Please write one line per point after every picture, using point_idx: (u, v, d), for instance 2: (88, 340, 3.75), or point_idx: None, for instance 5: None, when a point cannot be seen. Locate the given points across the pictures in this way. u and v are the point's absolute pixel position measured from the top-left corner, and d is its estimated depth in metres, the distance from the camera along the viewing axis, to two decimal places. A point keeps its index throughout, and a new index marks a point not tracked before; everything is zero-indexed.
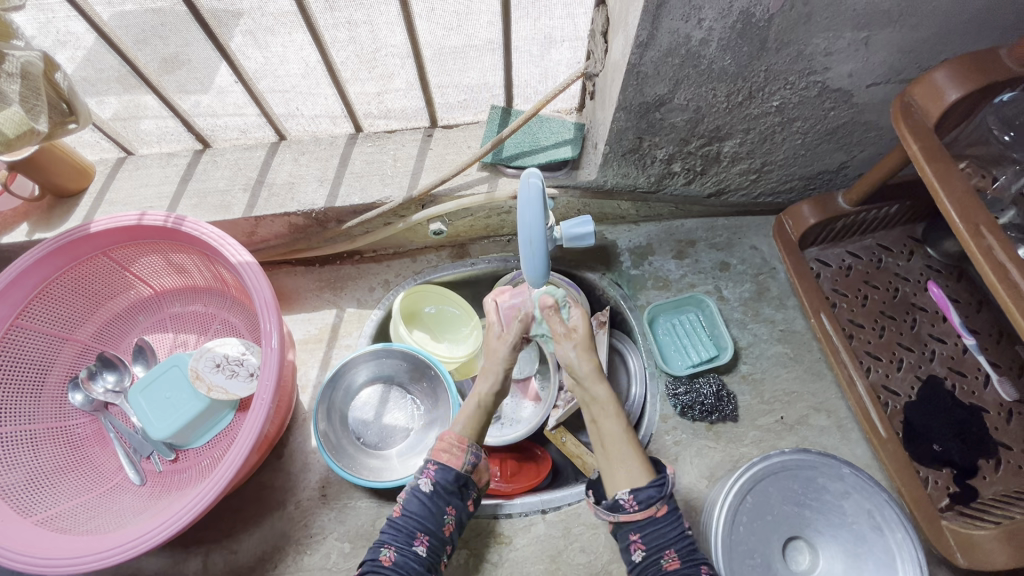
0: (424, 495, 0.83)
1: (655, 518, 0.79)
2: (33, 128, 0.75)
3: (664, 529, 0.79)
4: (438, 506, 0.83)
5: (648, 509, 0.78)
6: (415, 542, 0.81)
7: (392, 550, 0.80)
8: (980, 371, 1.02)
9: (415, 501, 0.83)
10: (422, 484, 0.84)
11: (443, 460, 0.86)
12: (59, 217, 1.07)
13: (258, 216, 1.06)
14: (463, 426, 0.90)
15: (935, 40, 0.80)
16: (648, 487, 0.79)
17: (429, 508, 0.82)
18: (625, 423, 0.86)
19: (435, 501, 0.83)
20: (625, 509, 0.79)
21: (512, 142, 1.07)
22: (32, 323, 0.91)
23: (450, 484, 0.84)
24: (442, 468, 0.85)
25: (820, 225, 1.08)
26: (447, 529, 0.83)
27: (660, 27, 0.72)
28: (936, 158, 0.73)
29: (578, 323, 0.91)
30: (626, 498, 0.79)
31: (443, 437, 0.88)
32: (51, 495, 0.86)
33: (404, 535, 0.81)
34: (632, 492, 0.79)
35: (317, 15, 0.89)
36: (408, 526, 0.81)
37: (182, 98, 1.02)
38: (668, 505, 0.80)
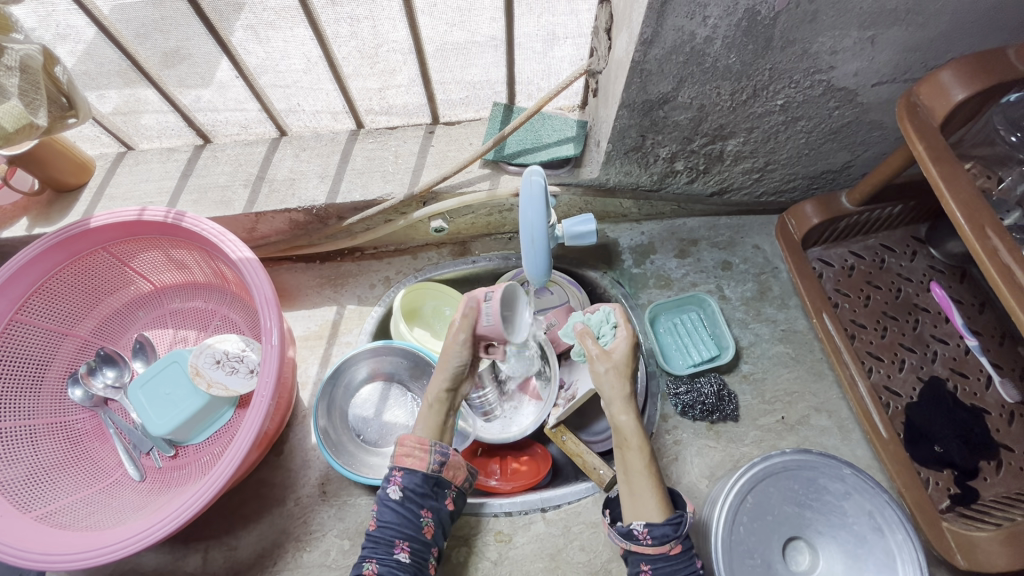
0: (396, 503, 0.83)
1: (667, 555, 0.77)
2: (32, 122, 0.74)
3: (676, 566, 0.77)
4: (413, 511, 0.83)
5: (662, 546, 0.76)
6: (395, 550, 0.81)
7: (374, 562, 0.80)
8: (982, 372, 1.01)
9: (388, 510, 0.82)
10: (393, 492, 0.83)
11: (409, 464, 0.85)
12: (59, 213, 1.07)
13: (258, 212, 1.06)
14: (423, 429, 0.89)
15: (941, 40, 0.79)
16: (664, 524, 0.77)
17: (403, 515, 0.82)
18: (648, 456, 0.81)
19: (407, 508, 0.82)
20: (640, 540, 0.77)
21: (514, 139, 1.07)
22: (31, 318, 0.90)
23: (421, 488, 0.84)
24: (408, 473, 0.84)
25: (823, 225, 1.07)
26: (426, 531, 0.83)
27: (665, 24, 0.72)
28: (942, 159, 0.72)
29: (619, 347, 0.86)
30: (640, 529, 0.77)
31: (403, 441, 0.87)
32: (50, 490, 0.85)
33: (383, 545, 0.81)
34: (647, 525, 0.77)
35: (318, 10, 0.89)
36: (385, 536, 0.81)
37: (183, 94, 1.01)
38: (682, 544, 0.78)
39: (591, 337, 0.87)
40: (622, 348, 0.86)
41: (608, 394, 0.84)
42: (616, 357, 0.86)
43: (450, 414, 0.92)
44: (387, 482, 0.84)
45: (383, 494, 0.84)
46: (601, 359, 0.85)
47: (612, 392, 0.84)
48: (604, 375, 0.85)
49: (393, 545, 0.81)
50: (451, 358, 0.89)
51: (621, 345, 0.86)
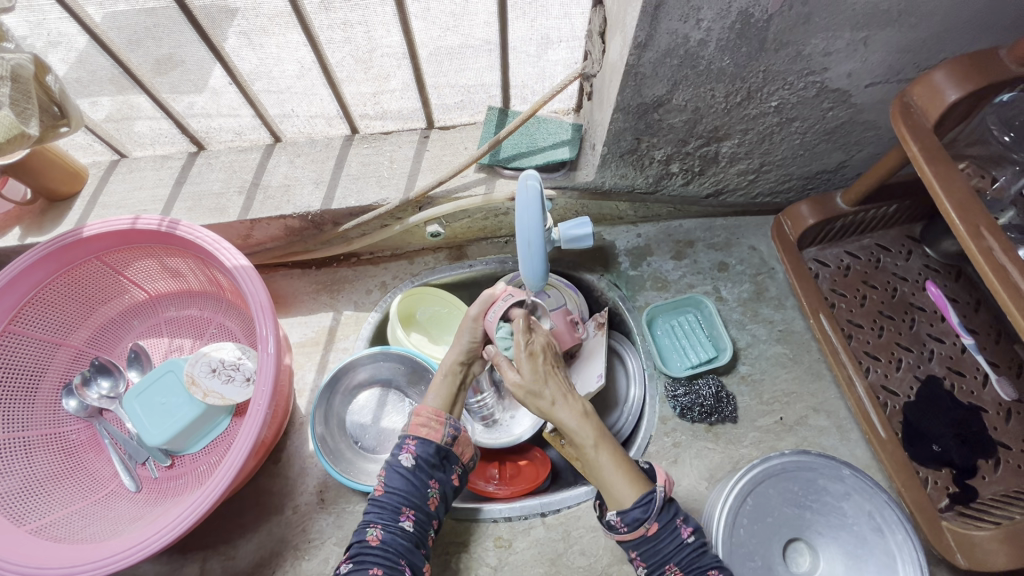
0: (407, 470, 0.84)
1: (647, 536, 0.78)
2: (24, 132, 0.73)
3: (660, 544, 0.78)
4: (422, 480, 0.84)
5: (638, 529, 0.78)
6: (401, 518, 0.81)
7: (378, 529, 0.79)
8: (979, 370, 1.02)
9: (397, 478, 0.83)
10: (405, 459, 0.85)
11: (422, 435, 0.86)
12: (53, 221, 1.06)
13: (253, 219, 1.05)
14: (436, 399, 0.91)
15: (933, 40, 0.80)
16: (632, 509, 0.78)
17: (412, 482, 0.83)
18: (603, 445, 0.83)
19: (418, 476, 0.84)
20: (619, 529, 0.79)
21: (510, 143, 1.07)
22: (25, 328, 0.90)
23: (431, 456, 0.86)
24: (422, 442, 0.86)
25: (819, 225, 1.07)
26: (431, 500, 0.84)
27: (659, 27, 0.72)
28: (936, 159, 0.72)
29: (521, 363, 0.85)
30: (615, 519, 0.79)
31: (419, 411, 0.89)
32: (45, 503, 0.85)
33: (389, 511, 0.81)
34: (618, 514, 0.79)
35: (312, 16, 0.89)
36: (392, 502, 0.81)
37: (176, 100, 1.01)
38: (660, 522, 0.78)
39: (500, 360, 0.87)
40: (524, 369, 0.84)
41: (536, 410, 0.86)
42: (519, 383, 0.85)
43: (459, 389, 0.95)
44: (399, 448, 0.85)
45: (394, 460, 0.85)
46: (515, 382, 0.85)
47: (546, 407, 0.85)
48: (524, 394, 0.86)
49: (400, 511, 0.81)
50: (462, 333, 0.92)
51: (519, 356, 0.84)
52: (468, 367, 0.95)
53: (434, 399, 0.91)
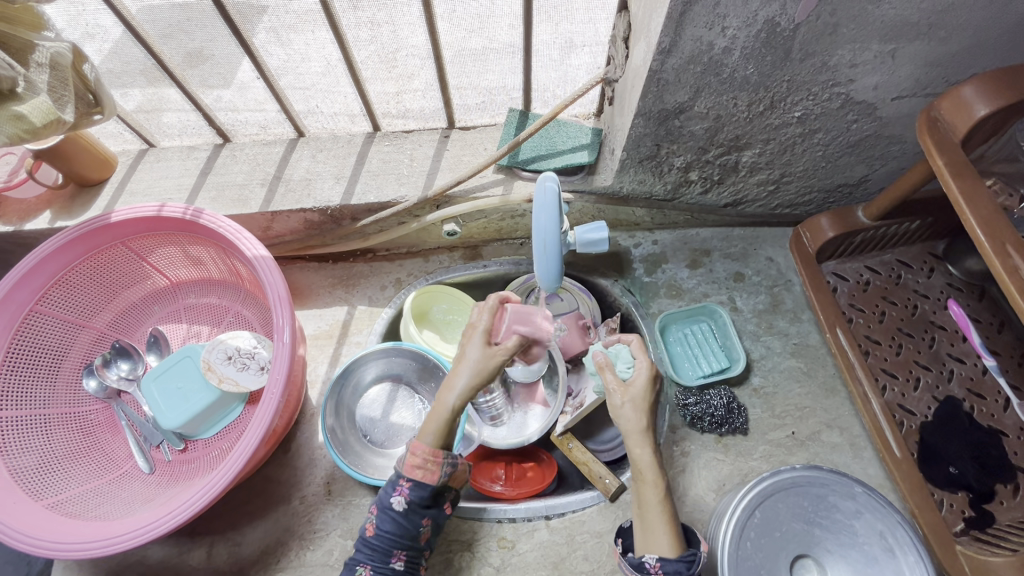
0: (397, 513, 0.78)
1: None
2: (59, 118, 0.75)
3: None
4: (415, 524, 0.79)
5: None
6: (391, 559, 0.79)
7: (368, 570, 0.79)
8: (1000, 394, 0.99)
9: (389, 521, 0.78)
10: (398, 502, 0.78)
11: (417, 477, 0.78)
12: (82, 206, 1.09)
13: (274, 211, 1.07)
14: (433, 437, 0.79)
15: (963, 54, 0.78)
16: (675, 561, 0.74)
17: (404, 527, 0.78)
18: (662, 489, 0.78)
19: (410, 520, 0.78)
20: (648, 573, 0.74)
21: (529, 145, 1.07)
22: (50, 309, 0.92)
23: (426, 497, 0.79)
24: (416, 486, 0.78)
25: (839, 238, 1.06)
26: (422, 533, 0.80)
27: (684, 34, 0.72)
28: (963, 175, 0.71)
29: (638, 377, 0.84)
30: (652, 562, 0.74)
31: (413, 451, 0.78)
32: (62, 479, 0.87)
33: (379, 553, 0.79)
34: (658, 560, 0.74)
35: (340, 14, 0.91)
36: (383, 545, 0.79)
37: (205, 93, 1.04)
38: None
39: (611, 370, 0.85)
40: (642, 384, 0.83)
41: (625, 427, 0.82)
42: (625, 412, 0.82)
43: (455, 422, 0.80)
44: (395, 488, 0.79)
45: (386, 503, 0.78)
46: (618, 393, 0.83)
47: (629, 426, 0.82)
48: (620, 409, 0.82)
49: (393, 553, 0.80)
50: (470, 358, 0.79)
51: (639, 378, 0.83)
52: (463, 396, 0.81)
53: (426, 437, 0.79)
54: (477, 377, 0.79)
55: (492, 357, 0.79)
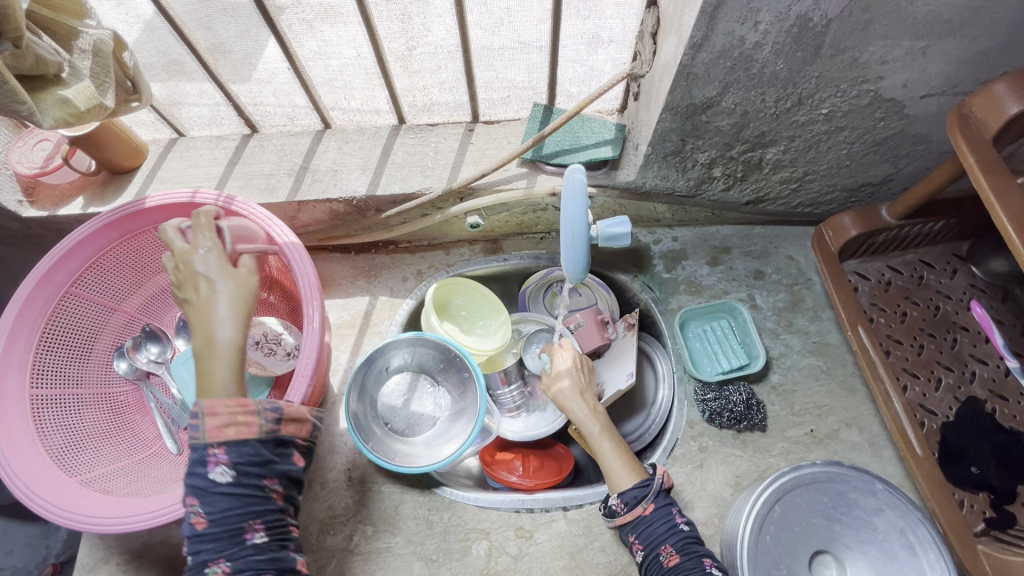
0: (226, 489, 0.66)
1: (644, 516, 0.84)
2: (101, 102, 0.77)
3: (655, 525, 0.83)
4: (253, 487, 0.67)
5: (636, 508, 0.84)
6: (247, 536, 0.67)
7: (223, 562, 0.65)
8: (1023, 396, 0.99)
9: (218, 499, 0.65)
10: (258, 536, 0.68)
11: (229, 437, 0.66)
12: (113, 193, 1.11)
13: (301, 201, 1.09)
14: (232, 383, 0.67)
15: (995, 53, 0.78)
16: (631, 489, 0.86)
17: (240, 496, 0.67)
18: (605, 433, 0.93)
19: (245, 486, 0.67)
20: (619, 512, 0.86)
21: (553, 140, 1.08)
22: (84, 292, 0.94)
23: (260, 455, 0.68)
24: (234, 447, 0.66)
25: (862, 236, 1.05)
26: (295, 528, 0.72)
27: (715, 28, 0.72)
28: (994, 172, 0.71)
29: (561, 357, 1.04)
30: (616, 502, 0.86)
31: (212, 410, 0.65)
32: (93, 458, 0.89)
33: (227, 535, 0.66)
34: (617, 496, 0.86)
35: (373, 7, 0.92)
36: (227, 526, 0.66)
37: (237, 85, 1.06)
38: (657, 503, 0.84)
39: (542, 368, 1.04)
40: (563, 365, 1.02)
41: (560, 401, 0.99)
42: (564, 387, 0.99)
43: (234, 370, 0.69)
44: (244, 530, 0.67)
45: (240, 544, 0.66)
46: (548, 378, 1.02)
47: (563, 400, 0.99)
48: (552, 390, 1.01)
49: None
50: (219, 288, 0.70)
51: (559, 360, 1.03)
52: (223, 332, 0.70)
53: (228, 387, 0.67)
54: (240, 346, 0.69)
55: (246, 314, 0.70)
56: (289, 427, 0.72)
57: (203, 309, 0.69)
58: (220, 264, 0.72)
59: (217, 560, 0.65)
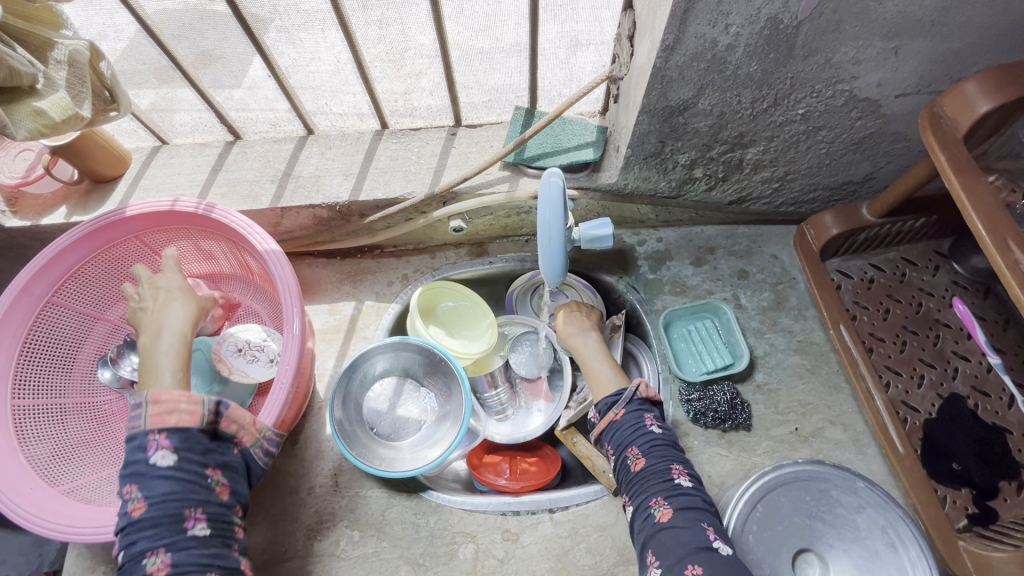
0: (166, 472, 0.69)
1: (616, 422, 0.91)
2: (77, 113, 0.78)
3: (624, 429, 0.89)
4: (194, 473, 0.71)
5: (608, 416, 0.92)
6: (188, 524, 0.69)
7: (163, 553, 0.67)
8: (1004, 392, 0.99)
9: (159, 484, 0.69)
10: (198, 527, 0.70)
11: (172, 424, 0.70)
12: (96, 202, 1.11)
13: (284, 207, 1.09)
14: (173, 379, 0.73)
15: (967, 52, 0.79)
16: (606, 398, 0.94)
17: (180, 484, 0.70)
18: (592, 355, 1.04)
19: (187, 471, 0.70)
20: (596, 423, 0.94)
21: (535, 143, 1.08)
22: (66, 301, 0.95)
23: (199, 445, 0.73)
24: (177, 433, 0.70)
25: (843, 236, 1.06)
26: (237, 529, 0.75)
27: (687, 31, 0.73)
28: (965, 171, 0.71)
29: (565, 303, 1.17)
30: (595, 414, 0.95)
31: (161, 398, 0.71)
32: (76, 467, 0.89)
33: (166, 527, 0.68)
34: (595, 405, 0.96)
35: (350, 14, 0.92)
36: (163, 515, 0.68)
37: (217, 93, 1.06)
38: (627, 409, 0.91)
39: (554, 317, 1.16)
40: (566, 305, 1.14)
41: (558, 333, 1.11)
42: (563, 322, 1.10)
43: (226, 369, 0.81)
44: (183, 519, 0.69)
45: (180, 533, 0.68)
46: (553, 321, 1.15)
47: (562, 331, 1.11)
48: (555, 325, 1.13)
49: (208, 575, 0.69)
50: (167, 310, 0.78)
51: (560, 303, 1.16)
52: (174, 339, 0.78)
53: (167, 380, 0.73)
54: (183, 342, 0.77)
55: (195, 322, 0.79)
56: (228, 425, 0.76)
57: (150, 322, 0.78)
58: (182, 285, 0.82)
59: (156, 548, 0.67)
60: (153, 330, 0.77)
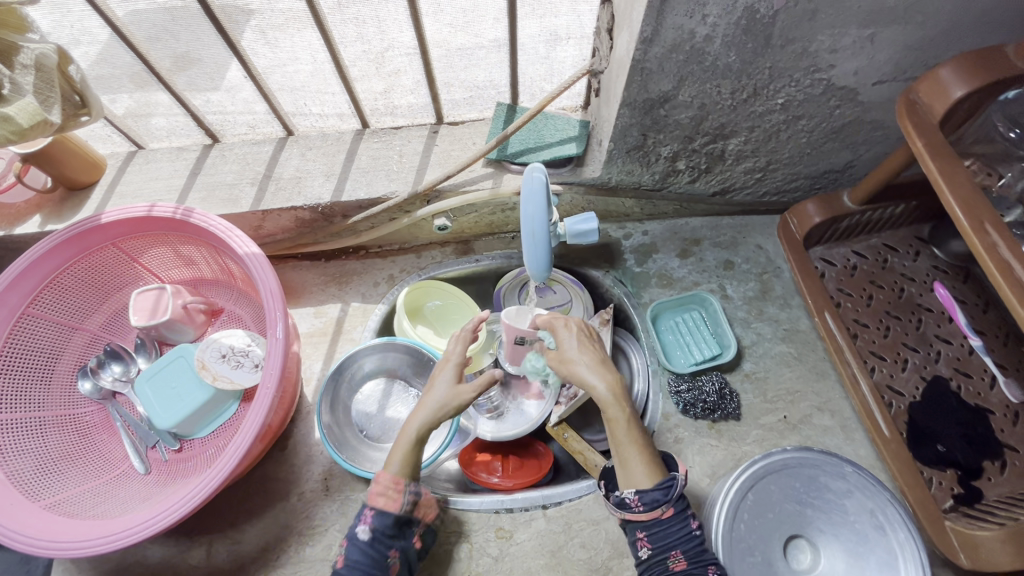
0: (363, 544, 0.77)
1: (661, 519, 0.77)
2: (47, 119, 0.76)
3: (671, 530, 0.77)
4: (382, 552, 0.78)
5: (653, 510, 0.77)
6: None
7: None
8: (986, 373, 1.01)
9: (356, 551, 0.77)
10: None
11: (380, 505, 0.79)
12: (72, 209, 1.09)
13: (265, 210, 1.07)
14: (399, 465, 0.82)
15: (941, 38, 0.80)
16: (653, 491, 0.77)
17: (371, 556, 0.77)
18: (629, 423, 0.80)
19: (376, 547, 0.78)
20: (631, 508, 0.77)
21: (518, 139, 1.08)
22: (42, 312, 0.93)
23: (390, 530, 0.79)
24: (378, 513, 0.79)
25: (825, 224, 1.07)
26: None
27: (665, 22, 0.73)
28: (941, 155, 0.72)
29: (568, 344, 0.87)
30: (631, 497, 0.78)
31: (378, 478, 0.81)
32: (59, 481, 0.87)
33: None
34: (637, 493, 0.78)
35: (326, 13, 0.91)
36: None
37: (194, 96, 1.04)
38: (676, 507, 0.78)
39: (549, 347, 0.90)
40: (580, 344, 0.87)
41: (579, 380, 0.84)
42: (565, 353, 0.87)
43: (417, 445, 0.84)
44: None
45: None
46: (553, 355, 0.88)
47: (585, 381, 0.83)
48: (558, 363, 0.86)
49: None
50: (437, 389, 0.87)
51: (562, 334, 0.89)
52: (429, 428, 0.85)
53: (393, 463, 0.82)
54: (442, 407, 0.84)
55: (460, 391, 0.86)
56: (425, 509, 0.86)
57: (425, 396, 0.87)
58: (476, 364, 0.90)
59: None
60: (426, 410, 0.84)
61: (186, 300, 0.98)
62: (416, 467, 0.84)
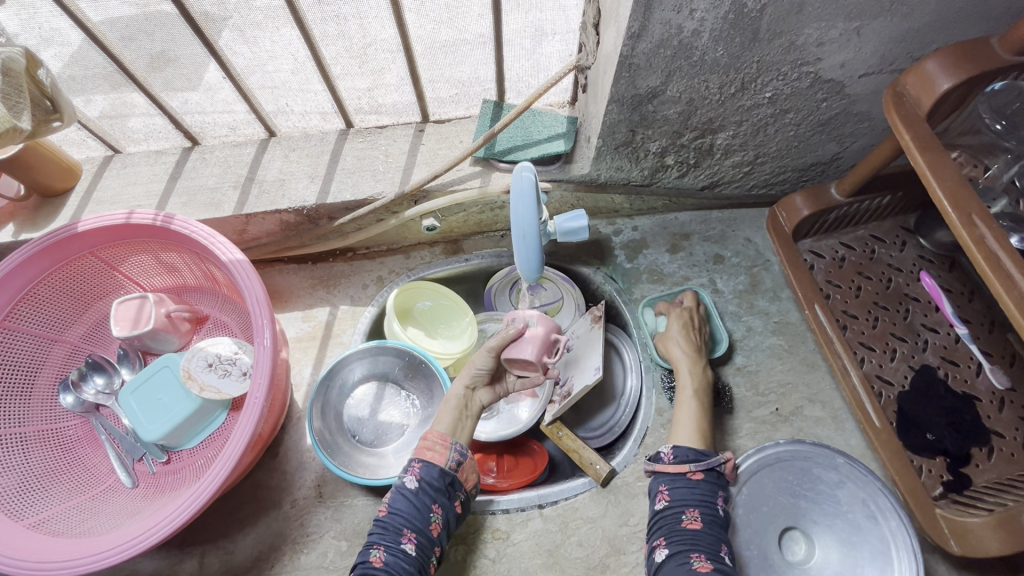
0: (408, 493, 0.82)
1: (688, 479, 0.84)
2: (16, 126, 0.72)
3: (694, 491, 0.83)
4: (425, 504, 0.82)
5: (682, 466, 0.84)
6: (403, 540, 0.79)
7: (381, 550, 0.78)
8: (972, 360, 1.02)
9: (402, 499, 0.82)
10: (408, 545, 0.79)
11: (428, 457, 0.85)
12: (46, 217, 1.06)
13: (248, 213, 1.05)
14: (445, 425, 0.90)
15: (927, 30, 0.80)
16: (688, 449, 0.86)
17: (415, 505, 0.81)
18: (696, 407, 0.94)
19: (421, 499, 0.82)
20: (663, 459, 0.87)
21: (505, 136, 1.07)
22: (19, 324, 0.90)
23: (439, 484, 0.84)
24: (427, 465, 0.85)
25: (813, 217, 1.08)
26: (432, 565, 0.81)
27: (652, 18, 0.72)
28: (929, 148, 0.72)
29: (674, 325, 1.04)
30: (666, 451, 0.87)
31: (427, 435, 0.88)
32: (43, 498, 0.85)
33: (392, 532, 0.79)
34: (671, 448, 0.87)
35: (306, 10, 0.89)
36: (395, 523, 0.80)
37: (171, 97, 1.01)
38: (705, 475, 0.84)
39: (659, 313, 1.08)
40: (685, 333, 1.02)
41: (677, 359, 1.01)
42: (672, 331, 1.03)
43: (465, 415, 0.93)
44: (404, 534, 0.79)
45: (396, 541, 0.79)
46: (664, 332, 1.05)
47: (679, 358, 1.00)
48: (666, 341, 1.03)
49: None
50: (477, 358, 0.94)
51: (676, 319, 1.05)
52: (472, 392, 0.95)
53: (438, 425, 0.90)
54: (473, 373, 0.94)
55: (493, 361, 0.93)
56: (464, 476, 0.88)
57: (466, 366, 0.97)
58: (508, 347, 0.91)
59: (376, 543, 0.79)
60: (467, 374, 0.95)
61: (169, 308, 0.95)
62: (461, 430, 0.91)
